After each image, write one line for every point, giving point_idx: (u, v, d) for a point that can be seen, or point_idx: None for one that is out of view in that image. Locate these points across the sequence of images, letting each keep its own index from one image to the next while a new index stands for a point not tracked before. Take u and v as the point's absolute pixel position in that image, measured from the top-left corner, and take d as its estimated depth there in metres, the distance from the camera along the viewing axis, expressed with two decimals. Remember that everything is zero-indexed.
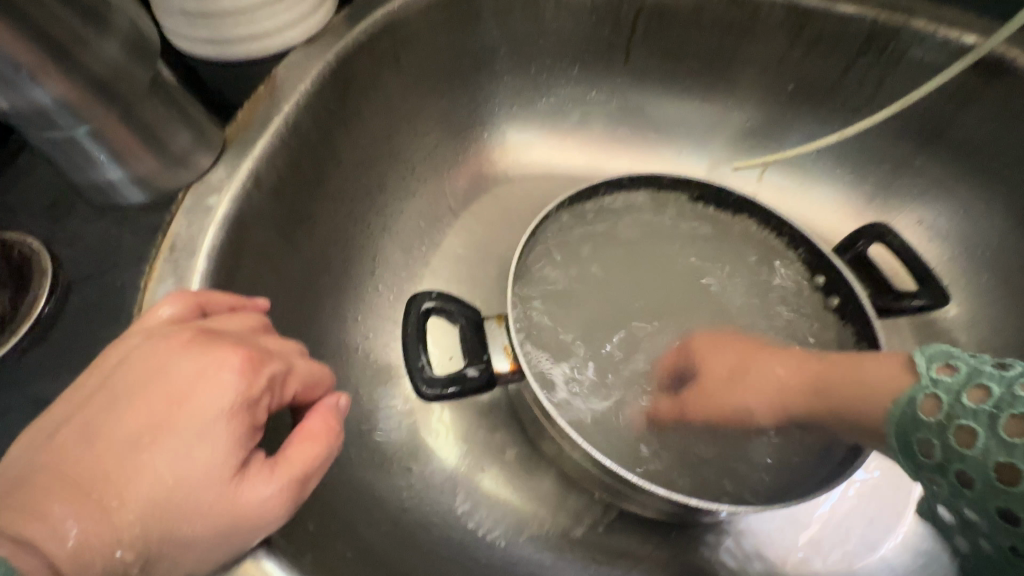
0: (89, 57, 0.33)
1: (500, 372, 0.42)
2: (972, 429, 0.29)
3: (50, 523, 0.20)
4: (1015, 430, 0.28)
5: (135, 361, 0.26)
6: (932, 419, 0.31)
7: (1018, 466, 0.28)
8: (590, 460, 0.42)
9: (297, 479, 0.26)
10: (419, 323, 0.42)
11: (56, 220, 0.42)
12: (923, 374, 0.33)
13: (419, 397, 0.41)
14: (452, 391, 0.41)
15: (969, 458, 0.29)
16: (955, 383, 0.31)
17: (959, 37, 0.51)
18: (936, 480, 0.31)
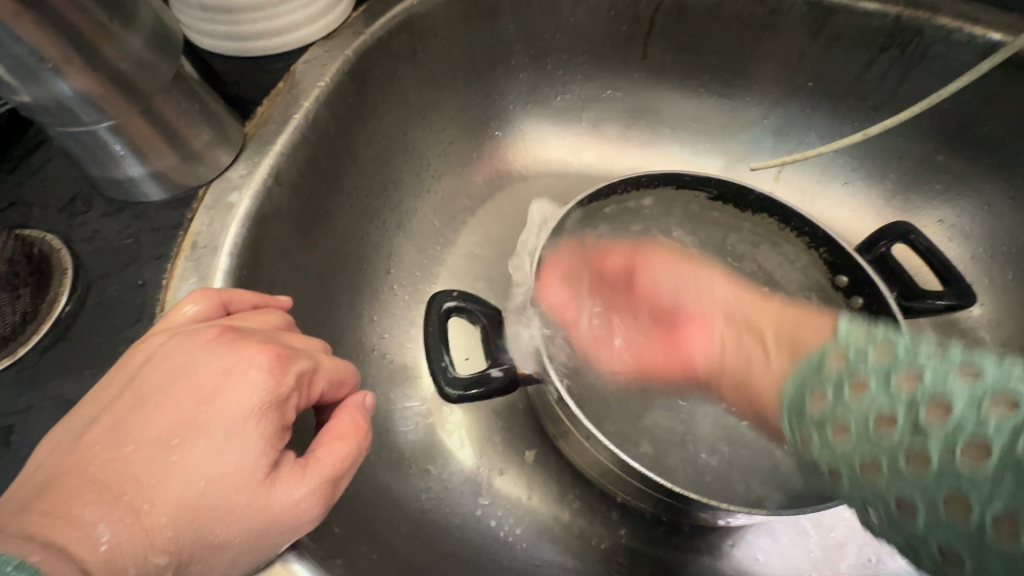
0: (113, 50, 0.32)
1: (523, 373, 0.41)
2: (865, 381, 0.25)
3: (81, 526, 0.19)
4: (909, 385, 0.24)
5: (161, 359, 0.25)
6: (834, 367, 0.27)
7: (898, 418, 0.24)
8: (615, 461, 0.41)
9: (328, 480, 0.25)
10: (440, 324, 0.42)
11: (73, 216, 0.41)
12: (841, 333, 0.29)
13: (441, 397, 0.40)
14: (475, 392, 0.40)
15: (852, 409, 0.25)
16: (867, 343, 0.27)
17: (986, 34, 0.50)
18: (808, 431, 0.27)
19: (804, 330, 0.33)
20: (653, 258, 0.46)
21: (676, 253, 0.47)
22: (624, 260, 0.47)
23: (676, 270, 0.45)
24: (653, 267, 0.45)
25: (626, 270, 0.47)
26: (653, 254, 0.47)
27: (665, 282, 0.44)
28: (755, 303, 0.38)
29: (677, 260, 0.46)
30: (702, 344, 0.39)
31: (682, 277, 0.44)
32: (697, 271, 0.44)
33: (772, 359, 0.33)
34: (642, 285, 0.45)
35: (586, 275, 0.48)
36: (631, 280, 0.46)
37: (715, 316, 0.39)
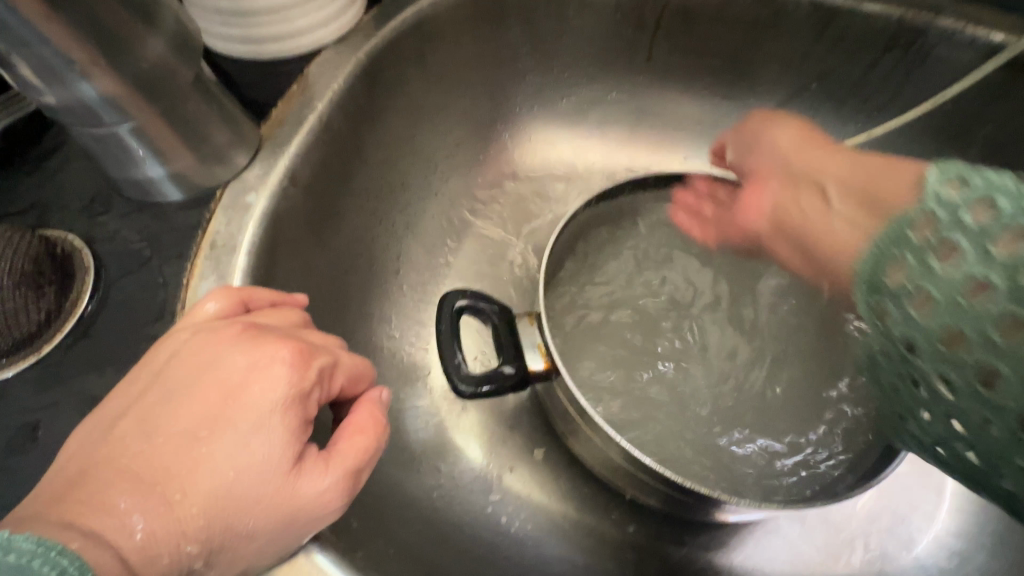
0: (136, 54, 0.33)
1: (535, 370, 0.41)
2: (958, 244, 0.31)
3: (116, 516, 0.20)
4: (965, 250, 0.30)
5: (186, 355, 0.26)
6: (920, 234, 0.32)
7: (990, 284, 0.29)
8: (625, 458, 0.41)
9: (351, 473, 0.26)
10: (451, 322, 0.42)
11: (93, 217, 0.42)
12: (932, 195, 0.33)
13: (454, 394, 0.41)
14: (487, 389, 0.41)
15: (942, 278, 0.30)
16: (948, 216, 0.32)
17: (987, 35, 0.50)
18: (886, 303, 0.33)
19: (862, 180, 0.40)
20: (752, 121, 0.51)
21: (747, 126, 0.52)
22: (721, 140, 0.54)
23: (742, 133, 0.52)
24: (741, 163, 0.51)
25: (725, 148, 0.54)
26: (725, 139, 0.54)
27: (746, 157, 0.50)
28: (821, 160, 0.44)
29: (759, 122, 0.51)
30: (762, 202, 0.46)
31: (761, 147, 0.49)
32: (756, 141, 0.50)
33: (830, 212, 0.40)
34: (733, 152, 0.52)
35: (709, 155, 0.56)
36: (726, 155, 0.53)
37: (774, 176, 0.47)
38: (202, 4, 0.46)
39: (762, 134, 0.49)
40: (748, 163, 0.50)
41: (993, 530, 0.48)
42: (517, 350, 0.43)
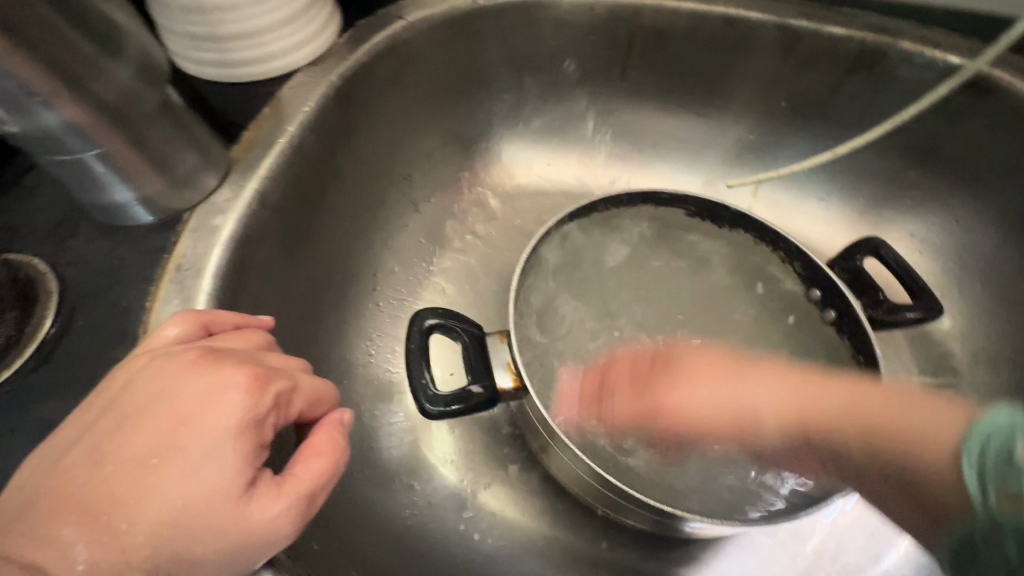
0: (102, 82, 0.34)
1: (505, 388, 0.42)
2: None
3: (59, 545, 0.21)
4: None
5: (141, 381, 0.26)
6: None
7: None
8: (594, 476, 0.42)
9: (304, 497, 0.26)
10: (422, 340, 0.43)
11: (62, 239, 0.42)
12: (982, 477, 0.28)
13: (421, 413, 0.41)
14: (456, 408, 0.41)
15: None
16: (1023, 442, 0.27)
17: (946, 56, 0.52)
18: (997, 544, 0.27)
19: (894, 459, 0.34)
20: (711, 356, 0.43)
21: (702, 353, 0.43)
22: (678, 380, 0.42)
23: (706, 361, 0.43)
24: (684, 401, 0.41)
25: (686, 367, 0.43)
26: (686, 363, 0.43)
27: (752, 400, 0.40)
28: (830, 421, 0.37)
29: (723, 357, 0.43)
30: (811, 407, 0.38)
31: (746, 401, 0.40)
32: (733, 373, 0.41)
33: (840, 436, 0.37)
34: (682, 391, 0.42)
35: (624, 374, 0.44)
36: (685, 373, 0.42)
37: (748, 424, 0.40)
38: (175, 27, 0.47)
39: (737, 380, 0.41)
40: (739, 420, 0.40)
41: None
42: (486, 369, 0.44)
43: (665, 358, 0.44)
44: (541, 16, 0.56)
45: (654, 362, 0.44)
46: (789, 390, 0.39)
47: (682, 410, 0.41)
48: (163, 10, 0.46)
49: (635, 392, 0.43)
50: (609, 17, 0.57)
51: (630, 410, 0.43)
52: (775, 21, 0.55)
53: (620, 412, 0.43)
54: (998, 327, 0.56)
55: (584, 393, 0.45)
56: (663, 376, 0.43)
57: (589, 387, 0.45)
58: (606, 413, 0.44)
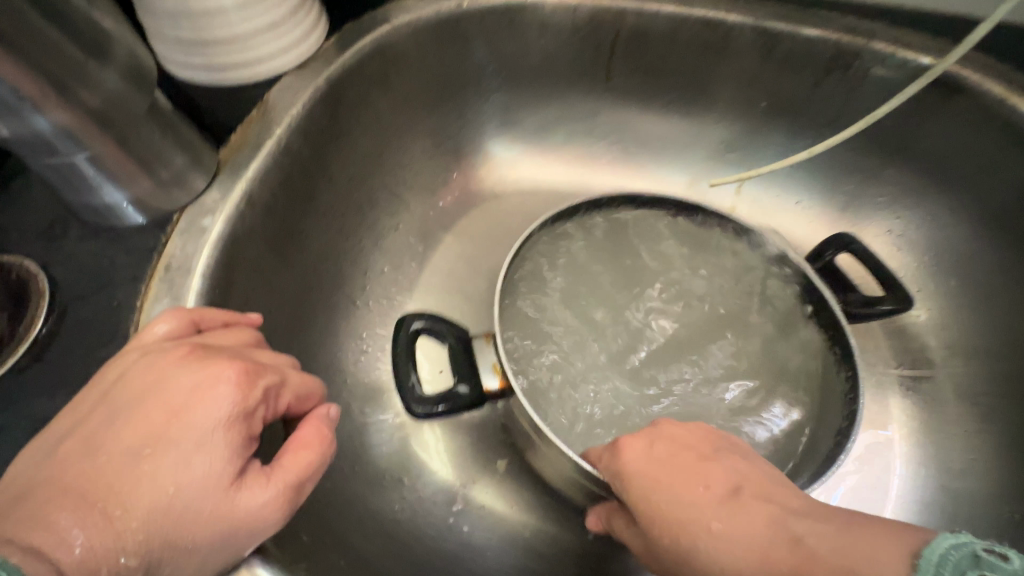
0: (88, 88, 0.35)
1: (490, 389, 0.43)
2: None
3: (56, 531, 0.21)
4: None
5: (133, 376, 0.27)
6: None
7: None
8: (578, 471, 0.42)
9: (291, 486, 0.27)
10: (408, 342, 0.44)
11: (51, 241, 0.44)
12: None
13: (410, 415, 0.42)
14: (443, 408, 0.42)
15: None
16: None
17: (917, 57, 0.53)
18: None
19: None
20: (661, 474, 0.31)
21: (640, 474, 0.32)
22: (670, 556, 0.29)
23: (652, 500, 0.30)
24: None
25: (655, 531, 0.30)
26: (647, 527, 0.30)
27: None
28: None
29: (674, 497, 0.29)
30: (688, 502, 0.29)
31: (696, 568, 0.28)
32: (681, 546, 0.28)
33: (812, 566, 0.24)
34: (675, 561, 0.29)
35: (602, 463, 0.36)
36: (663, 546, 0.29)
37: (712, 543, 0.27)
38: (163, 32, 0.48)
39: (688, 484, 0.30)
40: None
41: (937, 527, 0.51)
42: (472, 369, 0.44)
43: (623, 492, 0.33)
44: (524, 18, 0.57)
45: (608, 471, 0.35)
46: (754, 551, 0.26)
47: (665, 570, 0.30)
48: (151, 16, 0.46)
49: (631, 522, 0.35)
50: (590, 19, 0.57)
51: (632, 544, 0.35)
52: (754, 22, 0.55)
53: (624, 532, 0.36)
54: (976, 323, 0.55)
55: (598, 459, 0.36)
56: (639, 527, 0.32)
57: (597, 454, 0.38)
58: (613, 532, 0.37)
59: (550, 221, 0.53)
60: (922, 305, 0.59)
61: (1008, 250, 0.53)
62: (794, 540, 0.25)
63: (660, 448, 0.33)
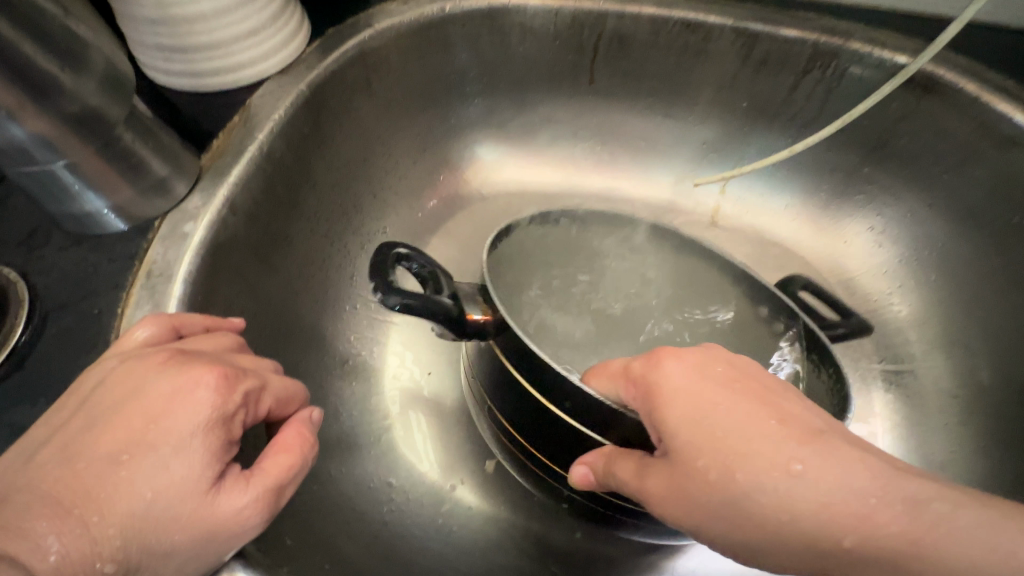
0: (65, 97, 0.35)
1: (472, 318, 0.39)
2: None
3: (32, 539, 0.21)
4: None
5: (113, 382, 0.28)
6: None
7: None
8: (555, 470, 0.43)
9: (272, 489, 0.28)
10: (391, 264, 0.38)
11: (33, 249, 0.44)
12: None
13: (379, 302, 0.36)
14: (417, 306, 0.37)
15: None
16: None
17: (893, 57, 0.53)
18: None
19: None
20: (721, 401, 0.29)
21: (692, 397, 0.29)
22: (712, 490, 0.27)
23: (712, 430, 0.28)
24: (691, 512, 0.28)
25: (703, 462, 0.27)
26: (690, 456, 0.28)
27: (806, 535, 0.25)
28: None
29: (742, 429, 0.27)
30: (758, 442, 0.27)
31: (750, 504, 0.26)
32: (737, 481, 0.27)
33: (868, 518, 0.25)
34: (717, 493, 0.27)
35: (621, 382, 0.33)
36: (705, 477, 0.27)
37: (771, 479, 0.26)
38: (144, 40, 0.48)
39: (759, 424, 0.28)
40: (749, 550, 0.27)
41: None
42: (457, 296, 0.40)
43: (658, 417, 0.30)
44: (506, 22, 0.58)
45: (636, 391, 0.32)
46: (856, 504, 0.25)
47: (688, 502, 0.28)
48: (131, 23, 0.47)
49: (640, 460, 0.32)
50: (573, 22, 0.58)
51: (637, 489, 0.31)
52: (732, 25, 0.56)
53: (625, 476, 0.32)
54: (954, 317, 0.56)
55: (621, 373, 0.33)
56: (666, 457, 0.30)
57: (597, 379, 0.35)
58: (611, 480, 0.34)
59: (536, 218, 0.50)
60: (903, 300, 0.60)
61: (985, 245, 0.54)
62: (916, 502, 0.25)
63: (714, 378, 0.30)
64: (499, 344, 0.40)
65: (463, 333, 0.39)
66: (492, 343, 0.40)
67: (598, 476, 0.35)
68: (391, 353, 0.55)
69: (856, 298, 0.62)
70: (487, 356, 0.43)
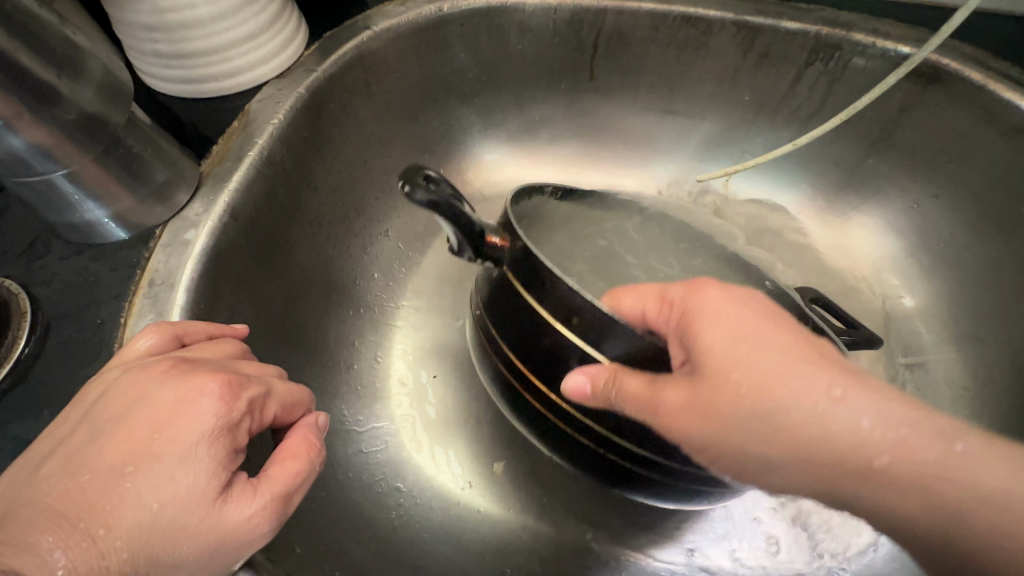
0: (63, 106, 0.35)
1: (490, 240, 0.37)
2: None
3: (38, 553, 0.21)
4: None
5: (115, 393, 0.27)
6: None
7: None
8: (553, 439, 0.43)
9: (279, 496, 0.28)
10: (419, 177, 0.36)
11: (34, 260, 0.44)
12: None
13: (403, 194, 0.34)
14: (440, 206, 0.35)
15: None
16: None
17: (896, 47, 0.52)
18: None
19: (930, 542, 0.28)
20: (763, 329, 0.31)
21: (734, 321, 0.32)
22: (743, 403, 0.30)
23: (754, 352, 0.30)
24: (710, 423, 0.31)
25: (739, 377, 0.30)
26: (726, 370, 0.30)
27: (837, 452, 0.29)
28: (881, 497, 0.29)
29: (783, 355, 0.30)
30: (793, 368, 0.30)
31: (783, 418, 0.29)
32: (775, 397, 0.30)
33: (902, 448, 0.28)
34: (748, 406, 0.30)
35: (653, 301, 0.34)
36: (738, 390, 0.30)
37: (806, 400, 0.29)
38: (140, 47, 0.48)
39: (797, 357, 0.30)
40: (761, 468, 0.31)
41: None
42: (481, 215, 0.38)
43: (690, 333, 0.32)
44: (504, 21, 0.57)
45: (671, 311, 0.33)
46: (892, 434, 0.29)
47: (709, 415, 0.31)
48: (128, 31, 0.47)
49: (651, 377, 0.32)
50: (571, 19, 0.57)
51: (645, 403, 0.32)
52: (733, 18, 0.55)
53: (633, 389, 0.32)
54: (961, 309, 0.56)
55: (653, 292, 0.35)
56: (692, 370, 0.31)
57: (623, 297, 0.35)
58: (612, 393, 0.33)
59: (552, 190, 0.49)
60: (911, 291, 0.59)
61: (994, 235, 0.53)
62: (944, 437, 0.29)
63: (756, 311, 0.32)
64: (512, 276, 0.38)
65: (478, 254, 0.38)
66: (505, 272, 0.39)
67: (598, 388, 0.34)
68: (395, 355, 0.54)
69: (864, 291, 0.61)
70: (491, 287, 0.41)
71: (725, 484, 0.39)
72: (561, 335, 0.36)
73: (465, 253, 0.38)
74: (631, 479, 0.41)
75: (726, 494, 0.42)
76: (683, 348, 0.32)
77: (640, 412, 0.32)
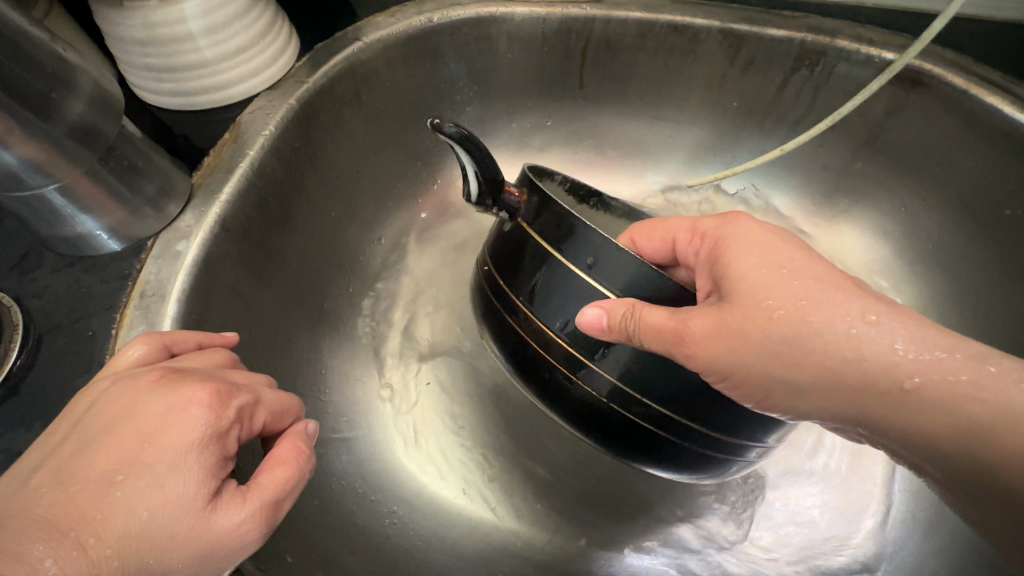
0: (55, 119, 0.36)
1: (509, 191, 0.40)
2: None
3: (28, 562, 0.22)
4: None
5: (104, 403, 0.28)
6: None
7: None
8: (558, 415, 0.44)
9: (269, 502, 0.28)
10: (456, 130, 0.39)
11: (26, 273, 0.45)
12: None
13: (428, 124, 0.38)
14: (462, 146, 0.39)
15: None
16: None
17: (880, 53, 0.53)
18: None
19: (956, 464, 0.31)
20: (795, 257, 0.35)
21: (768, 249, 0.35)
22: (776, 325, 0.32)
23: (787, 277, 0.33)
24: (740, 348, 0.33)
25: (773, 302, 0.33)
26: (759, 296, 0.33)
27: (867, 373, 0.31)
28: (909, 419, 0.31)
29: (818, 283, 0.33)
30: (827, 293, 0.33)
31: (816, 340, 0.32)
32: (810, 320, 0.32)
33: (940, 371, 0.31)
34: (778, 329, 0.32)
35: (685, 231, 0.40)
36: (772, 313, 0.33)
37: (840, 320, 0.32)
38: (132, 61, 0.48)
39: (829, 285, 0.33)
40: (788, 394, 0.34)
41: (924, 518, 0.50)
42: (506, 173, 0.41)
43: (722, 259, 0.36)
44: (495, 31, 0.58)
45: (702, 242, 0.39)
46: (927, 355, 0.31)
47: (737, 339, 0.33)
48: (119, 45, 0.47)
49: (673, 310, 0.34)
50: (561, 28, 0.58)
51: (673, 333, 0.33)
52: (719, 26, 0.56)
53: (653, 321, 0.33)
54: (950, 311, 0.56)
55: (692, 229, 0.39)
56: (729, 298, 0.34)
57: (655, 231, 0.41)
58: (631, 326, 0.33)
59: (563, 181, 0.47)
60: (902, 297, 0.60)
61: (981, 235, 0.54)
62: (979, 361, 0.30)
63: (788, 241, 0.36)
64: (523, 233, 0.40)
65: (495, 205, 0.41)
66: (519, 222, 0.40)
67: (615, 321, 0.33)
68: (388, 362, 0.55)
69: None
70: (495, 260, 0.43)
71: (729, 449, 0.39)
72: (575, 276, 0.37)
73: (484, 202, 0.40)
74: (645, 440, 0.40)
75: (732, 469, 0.42)
76: (710, 279, 0.36)
77: (661, 342, 0.33)
